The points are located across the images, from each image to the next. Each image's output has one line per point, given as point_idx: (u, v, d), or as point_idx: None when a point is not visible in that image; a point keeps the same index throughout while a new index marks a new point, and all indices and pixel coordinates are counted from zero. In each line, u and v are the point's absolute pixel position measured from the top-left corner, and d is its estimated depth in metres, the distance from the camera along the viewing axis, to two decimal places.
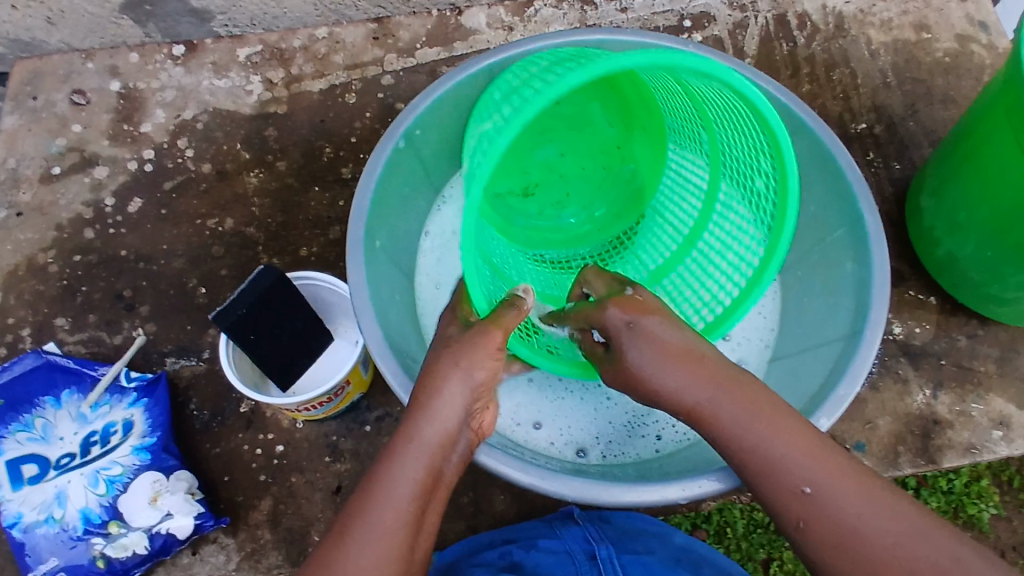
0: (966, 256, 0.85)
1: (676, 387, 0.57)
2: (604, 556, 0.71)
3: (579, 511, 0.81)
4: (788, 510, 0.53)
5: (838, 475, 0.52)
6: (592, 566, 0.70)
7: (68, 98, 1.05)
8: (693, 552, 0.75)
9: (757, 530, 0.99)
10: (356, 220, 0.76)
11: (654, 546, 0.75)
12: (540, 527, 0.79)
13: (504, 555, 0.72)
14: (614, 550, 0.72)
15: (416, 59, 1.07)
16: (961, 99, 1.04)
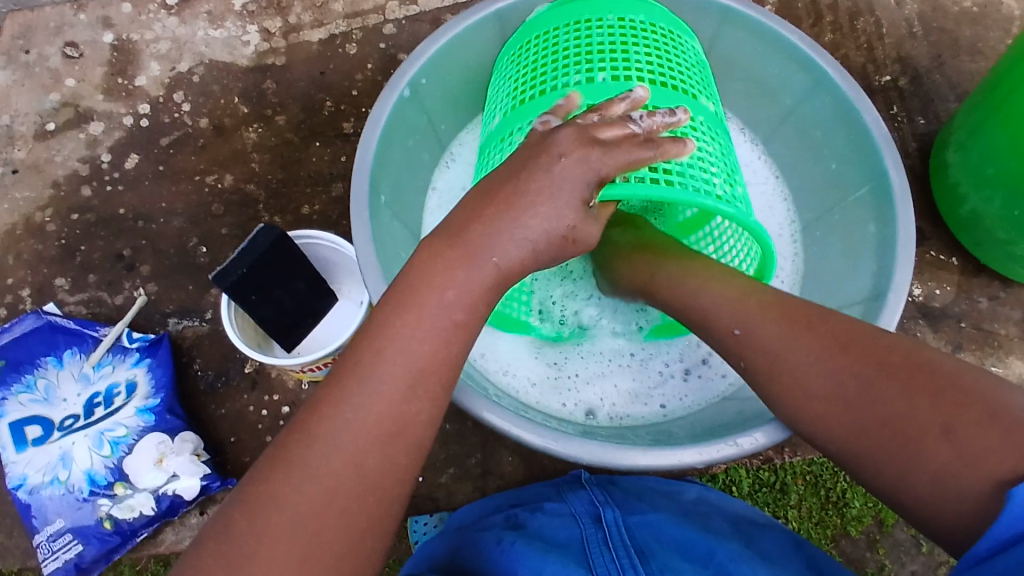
0: (991, 212, 0.81)
1: (631, 279, 0.69)
2: (611, 519, 0.67)
3: (587, 475, 0.80)
4: (732, 355, 0.59)
5: (767, 317, 0.57)
6: (598, 530, 0.65)
7: (61, 51, 1.01)
8: (701, 507, 0.73)
9: (763, 489, 0.92)
10: (360, 173, 0.73)
11: (660, 503, 0.73)
12: (548, 493, 0.77)
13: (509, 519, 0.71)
14: (620, 513, 0.69)
15: (418, 7, 1.02)
16: (990, 49, 0.99)
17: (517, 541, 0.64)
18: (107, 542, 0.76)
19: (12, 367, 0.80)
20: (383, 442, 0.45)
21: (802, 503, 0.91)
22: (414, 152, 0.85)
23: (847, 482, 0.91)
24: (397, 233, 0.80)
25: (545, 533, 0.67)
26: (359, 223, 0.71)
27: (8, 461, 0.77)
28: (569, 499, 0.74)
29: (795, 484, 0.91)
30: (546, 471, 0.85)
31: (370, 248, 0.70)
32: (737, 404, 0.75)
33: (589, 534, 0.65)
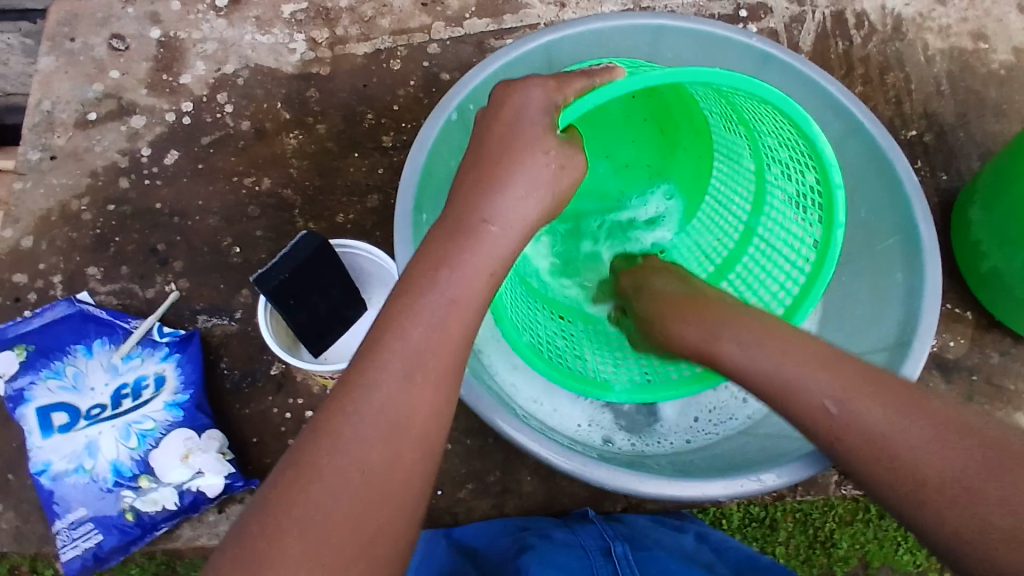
0: (1012, 272, 0.84)
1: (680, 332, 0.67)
2: (620, 552, 0.76)
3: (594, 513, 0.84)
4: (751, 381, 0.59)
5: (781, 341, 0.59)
6: (606, 562, 0.75)
7: (107, 43, 1.02)
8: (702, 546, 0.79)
9: (752, 523, 0.95)
10: (406, 191, 0.75)
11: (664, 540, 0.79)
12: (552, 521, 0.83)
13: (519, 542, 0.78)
14: (629, 547, 0.77)
15: (464, 29, 1.04)
16: (1012, 113, 1.03)
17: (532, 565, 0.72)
18: (128, 534, 0.76)
19: (42, 352, 0.80)
20: None
21: (791, 540, 0.95)
22: None
23: (837, 522, 0.95)
24: None
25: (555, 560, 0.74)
26: (402, 243, 0.73)
27: (33, 446, 0.77)
28: (577, 529, 0.81)
29: (785, 522, 0.94)
30: (563, 493, 0.86)
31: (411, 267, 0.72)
32: (757, 442, 0.76)
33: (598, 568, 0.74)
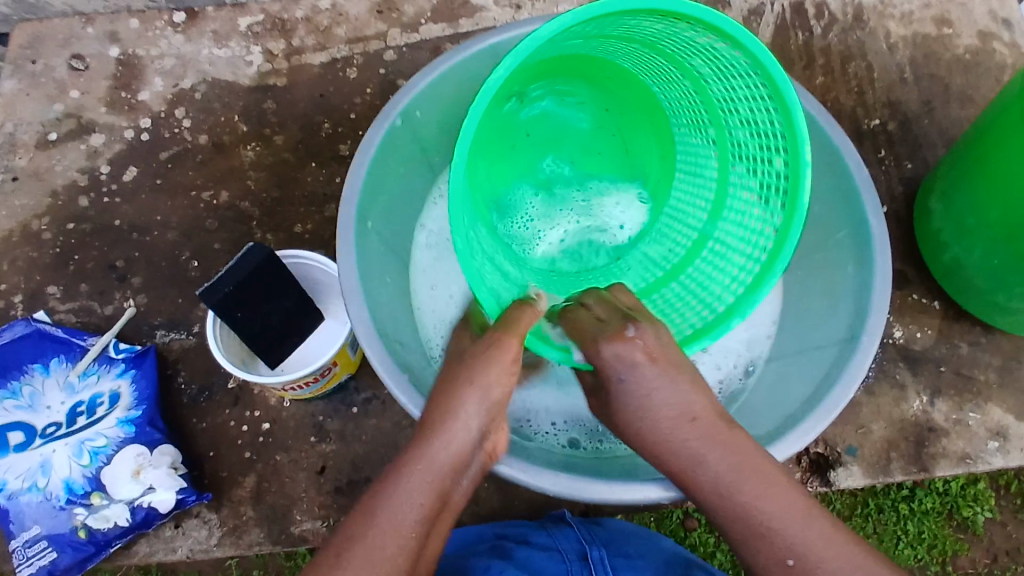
0: (972, 262, 0.82)
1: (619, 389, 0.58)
2: (597, 557, 0.73)
3: (571, 516, 0.83)
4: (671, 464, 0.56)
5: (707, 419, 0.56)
6: (583, 566, 0.72)
7: (67, 63, 1.03)
8: (680, 555, 0.77)
9: None
10: (348, 200, 0.75)
11: (644, 548, 0.77)
12: (531, 527, 0.81)
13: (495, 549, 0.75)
14: (606, 553, 0.74)
15: (420, 34, 1.04)
16: (978, 98, 1.01)
17: (504, 571, 0.69)
18: (81, 551, 0.77)
19: None
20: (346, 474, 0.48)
21: None
22: (406, 180, 0.86)
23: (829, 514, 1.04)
24: (387, 260, 0.82)
25: (531, 566, 0.72)
26: (345, 251, 0.73)
27: None
28: (554, 534, 0.79)
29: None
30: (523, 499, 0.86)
31: (354, 275, 0.72)
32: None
33: (574, 571, 0.71)
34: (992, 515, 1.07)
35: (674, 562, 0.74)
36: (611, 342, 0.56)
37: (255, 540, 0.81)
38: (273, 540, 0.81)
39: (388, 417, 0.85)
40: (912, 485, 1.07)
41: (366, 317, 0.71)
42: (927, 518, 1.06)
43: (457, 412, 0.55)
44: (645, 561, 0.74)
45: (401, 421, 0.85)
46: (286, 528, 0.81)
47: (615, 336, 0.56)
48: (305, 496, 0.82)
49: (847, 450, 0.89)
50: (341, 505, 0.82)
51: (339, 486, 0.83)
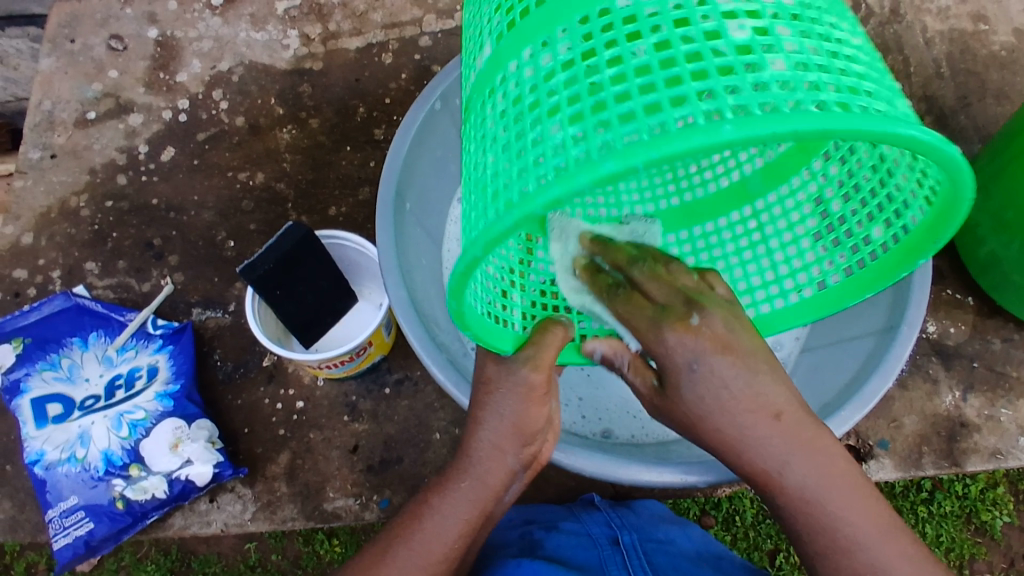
0: (1010, 256, 0.82)
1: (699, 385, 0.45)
2: (628, 542, 0.74)
3: (600, 499, 0.85)
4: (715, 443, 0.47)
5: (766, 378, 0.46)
6: (615, 551, 0.73)
7: (106, 43, 1.05)
8: (711, 548, 0.77)
9: (766, 521, 1.02)
10: (388, 180, 0.77)
11: (675, 535, 0.78)
12: (561, 512, 0.82)
13: (525, 535, 0.77)
14: (636, 538, 0.75)
15: (454, 21, 1.04)
16: (1016, 95, 0.99)
17: (534, 560, 0.70)
18: (117, 522, 0.78)
19: (37, 345, 0.82)
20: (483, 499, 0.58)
21: None
22: (442, 161, 0.87)
23: None
24: (422, 241, 0.82)
25: (564, 554, 0.73)
26: (384, 229, 0.74)
27: (27, 436, 0.78)
28: (585, 519, 0.79)
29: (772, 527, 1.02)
30: None
31: (392, 254, 0.73)
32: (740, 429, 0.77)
33: (607, 558, 0.72)
34: (1010, 520, 1.06)
35: (702, 555, 0.75)
36: (673, 330, 0.43)
37: (288, 516, 0.81)
38: (306, 516, 0.81)
39: (421, 398, 0.86)
40: (931, 485, 1.07)
41: (403, 296, 0.72)
42: (945, 520, 1.06)
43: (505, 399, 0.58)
44: (674, 546, 0.76)
45: (433, 403, 0.85)
46: (319, 505, 0.82)
47: (679, 323, 0.43)
48: (337, 474, 0.83)
49: (878, 444, 0.88)
50: (374, 484, 0.83)
51: (371, 464, 0.83)
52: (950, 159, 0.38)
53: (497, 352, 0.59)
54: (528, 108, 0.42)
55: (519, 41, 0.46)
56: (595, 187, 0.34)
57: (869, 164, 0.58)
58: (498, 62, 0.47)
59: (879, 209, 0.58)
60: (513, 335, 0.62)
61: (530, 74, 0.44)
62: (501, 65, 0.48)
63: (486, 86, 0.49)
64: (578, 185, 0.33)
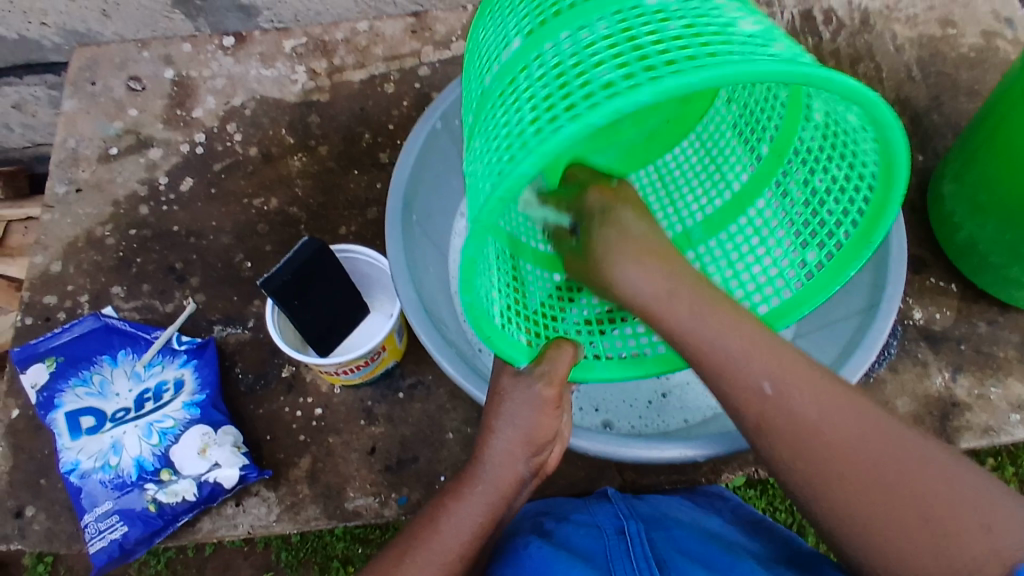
0: (986, 239, 0.87)
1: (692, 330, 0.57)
2: (634, 530, 0.72)
3: (614, 491, 0.83)
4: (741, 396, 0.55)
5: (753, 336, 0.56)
6: (620, 540, 0.71)
7: (125, 84, 1.12)
8: (723, 535, 0.75)
9: None
10: (395, 194, 0.82)
11: (685, 524, 0.75)
12: (576, 504, 0.82)
13: (537, 527, 0.77)
14: (644, 526, 0.73)
15: (452, 51, 1.12)
16: (984, 94, 1.06)
17: (543, 548, 0.71)
18: (151, 524, 0.81)
19: (69, 363, 0.88)
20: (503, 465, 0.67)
21: None
22: (443, 178, 0.94)
23: None
24: (427, 251, 0.89)
25: (571, 543, 0.72)
26: (393, 239, 0.79)
27: (62, 447, 0.83)
28: (594, 510, 0.78)
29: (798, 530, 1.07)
30: (561, 474, 0.91)
31: (402, 260, 0.78)
32: (731, 416, 0.82)
33: (612, 547, 0.70)
34: None
35: (713, 537, 0.73)
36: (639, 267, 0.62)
37: (311, 515, 0.85)
38: (329, 515, 0.85)
39: (433, 400, 0.90)
40: None
41: (415, 298, 0.77)
42: None
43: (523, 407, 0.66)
44: (683, 530, 0.73)
45: (445, 404, 0.90)
46: (340, 504, 0.86)
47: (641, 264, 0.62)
48: (357, 475, 0.87)
49: None
50: (393, 482, 0.87)
51: (389, 464, 0.87)
52: (898, 142, 0.55)
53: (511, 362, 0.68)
54: (572, 68, 0.51)
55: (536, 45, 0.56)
56: (657, 99, 0.44)
57: (802, 201, 0.74)
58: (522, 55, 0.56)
59: (841, 211, 0.70)
60: (528, 350, 0.70)
61: (564, 49, 0.54)
62: (532, 48, 0.56)
63: (509, 72, 0.56)
64: (642, 96, 0.44)
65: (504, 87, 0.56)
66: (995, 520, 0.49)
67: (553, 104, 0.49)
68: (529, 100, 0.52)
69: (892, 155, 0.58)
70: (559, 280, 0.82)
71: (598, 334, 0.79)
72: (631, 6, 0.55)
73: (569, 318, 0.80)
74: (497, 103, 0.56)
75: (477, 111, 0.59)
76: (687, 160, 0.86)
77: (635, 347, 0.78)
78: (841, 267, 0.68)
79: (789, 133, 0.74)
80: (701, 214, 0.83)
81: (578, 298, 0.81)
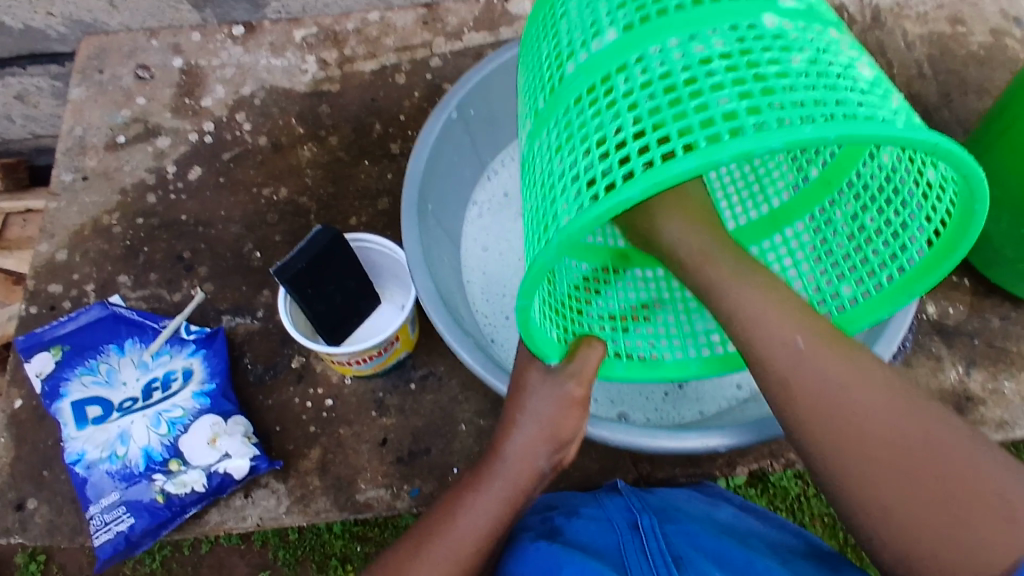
0: (999, 233, 0.86)
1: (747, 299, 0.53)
2: (647, 525, 0.70)
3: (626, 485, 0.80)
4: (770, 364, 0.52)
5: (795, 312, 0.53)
6: (634, 536, 0.69)
7: (134, 73, 1.11)
8: (739, 531, 0.72)
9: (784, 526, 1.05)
10: (411, 183, 0.81)
11: (700, 519, 0.73)
12: (587, 498, 0.79)
13: (546, 521, 0.75)
14: (657, 520, 0.71)
15: (462, 42, 1.11)
16: (995, 90, 1.06)
17: (550, 544, 0.68)
18: (158, 516, 0.80)
19: (76, 352, 0.87)
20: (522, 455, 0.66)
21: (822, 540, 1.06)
22: (457, 168, 0.93)
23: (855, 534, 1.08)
24: (442, 238, 0.88)
25: (583, 539, 0.70)
26: (409, 228, 0.78)
27: (69, 437, 0.82)
28: (605, 503, 0.76)
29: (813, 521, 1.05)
30: (573, 468, 0.90)
31: (417, 249, 0.77)
32: (749, 409, 0.81)
33: (625, 544, 0.68)
34: None
35: (727, 532, 0.71)
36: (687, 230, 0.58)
37: (321, 508, 0.84)
38: (339, 507, 0.84)
39: (445, 392, 0.88)
40: None
41: (430, 287, 0.76)
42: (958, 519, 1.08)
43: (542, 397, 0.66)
44: (697, 524, 0.71)
45: (457, 396, 0.88)
46: (351, 496, 0.84)
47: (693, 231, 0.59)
48: (368, 467, 0.85)
49: None
50: (403, 474, 0.85)
51: (401, 456, 0.86)
52: (980, 212, 0.55)
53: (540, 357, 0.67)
54: (680, 83, 0.50)
55: (634, 52, 0.55)
56: (788, 148, 0.42)
57: (847, 231, 0.74)
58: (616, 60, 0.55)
59: (887, 254, 0.68)
60: (557, 343, 0.69)
61: (675, 58, 0.52)
62: (634, 51, 0.55)
63: (601, 66, 0.56)
64: (775, 142, 0.42)
65: (595, 87, 0.56)
66: (1011, 499, 0.47)
67: (657, 122, 0.49)
68: (630, 108, 0.51)
69: (970, 214, 0.56)
70: (585, 273, 0.81)
71: (621, 332, 0.77)
72: (748, 26, 0.54)
73: (592, 312, 0.78)
74: (586, 100, 0.56)
75: (557, 100, 0.59)
76: (732, 169, 0.91)
77: (651, 343, 0.77)
78: (878, 305, 0.67)
79: (850, 164, 0.75)
80: (743, 220, 0.85)
81: (603, 292, 0.81)
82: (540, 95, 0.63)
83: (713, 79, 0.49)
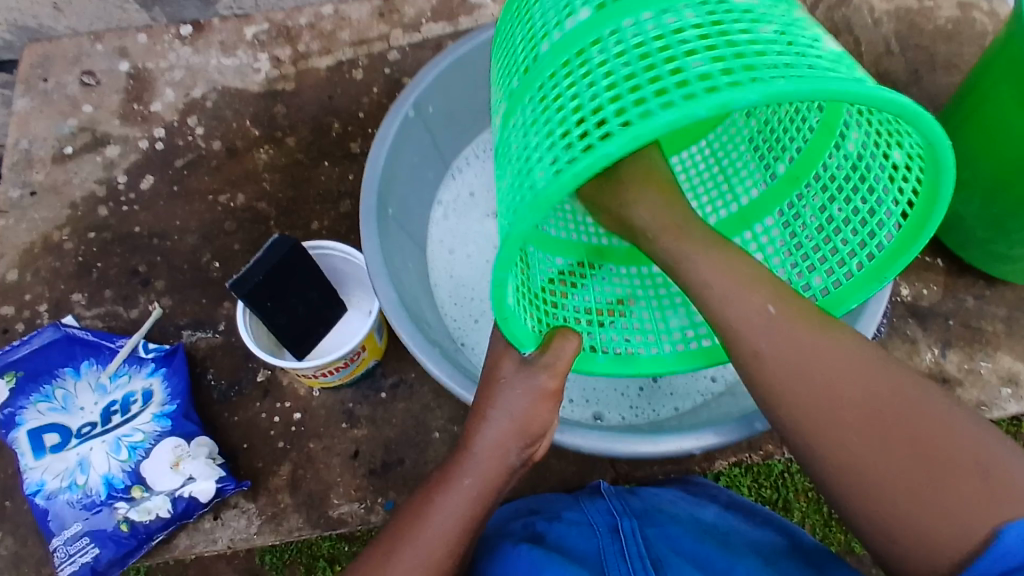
0: (970, 213, 0.85)
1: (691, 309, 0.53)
2: (628, 528, 0.68)
3: (607, 486, 0.79)
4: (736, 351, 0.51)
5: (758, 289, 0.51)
6: (615, 539, 0.67)
7: (78, 79, 1.06)
8: (720, 530, 0.71)
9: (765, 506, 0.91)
10: (368, 188, 0.78)
11: (682, 519, 0.72)
12: (568, 501, 0.78)
13: (529, 526, 0.72)
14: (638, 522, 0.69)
15: (421, 34, 1.07)
16: (963, 64, 1.04)
17: (533, 548, 0.65)
18: (124, 545, 0.78)
19: (30, 377, 0.83)
20: (494, 470, 0.63)
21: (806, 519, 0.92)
22: (418, 167, 0.90)
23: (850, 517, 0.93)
24: (405, 244, 0.85)
25: (564, 544, 0.68)
26: (368, 235, 0.75)
27: (27, 467, 0.80)
28: (587, 508, 0.75)
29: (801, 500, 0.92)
30: (551, 471, 0.90)
31: (379, 258, 0.74)
32: (723, 405, 0.80)
33: (606, 546, 0.67)
34: None
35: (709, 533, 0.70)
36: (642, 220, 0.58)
37: (294, 526, 0.82)
38: (313, 524, 0.82)
39: (417, 399, 0.86)
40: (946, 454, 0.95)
41: (392, 296, 0.73)
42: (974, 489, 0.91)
43: (510, 408, 0.63)
44: (679, 526, 0.70)
45: (429, 403, 0.86)
46: (324, 512, 0.83)
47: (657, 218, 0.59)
48: (340, 481, 0.83)
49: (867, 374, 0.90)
50: (378, 487, 0.83)
51: (374, 468, 0.84)
52: (945, 181, 0.54)
53: (514, 345, 0.65)
54: (655, 52, 0.48)
55: (601, 26, 0.52)
56: (765, 101, 0.41)
57: (816, 221, 0.73)
58: (580, 39, 0.53)
59: (858, 239, 0.67)
60: (529, 334, 0.67)
61: (648, 30, 0.50)
62: (602, 26, 0.52)
63: (574, 43, 0.53)
64: (753, 96, 0.41)
65: (558, 66, 0.53)
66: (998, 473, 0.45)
67: (623, 94, 0.46)
68: (605, 76, 0.49)
69: (935, 185, 0.56)
70: (559, 268, 0.79)
71: (597, 325, 0.75)
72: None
73: (568, 306, 0.76)
74: (562, 74, 0.52)
75: (528, 82, 0.55)
76: (697, 166, 0.87)
77: (626, 337, 0.75)
78: (850, 292, 0.65)
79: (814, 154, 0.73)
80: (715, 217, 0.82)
81: (578, 285, 0.78)
82: (513, 76, 0.59)
83: (682, 49, 0.47)
